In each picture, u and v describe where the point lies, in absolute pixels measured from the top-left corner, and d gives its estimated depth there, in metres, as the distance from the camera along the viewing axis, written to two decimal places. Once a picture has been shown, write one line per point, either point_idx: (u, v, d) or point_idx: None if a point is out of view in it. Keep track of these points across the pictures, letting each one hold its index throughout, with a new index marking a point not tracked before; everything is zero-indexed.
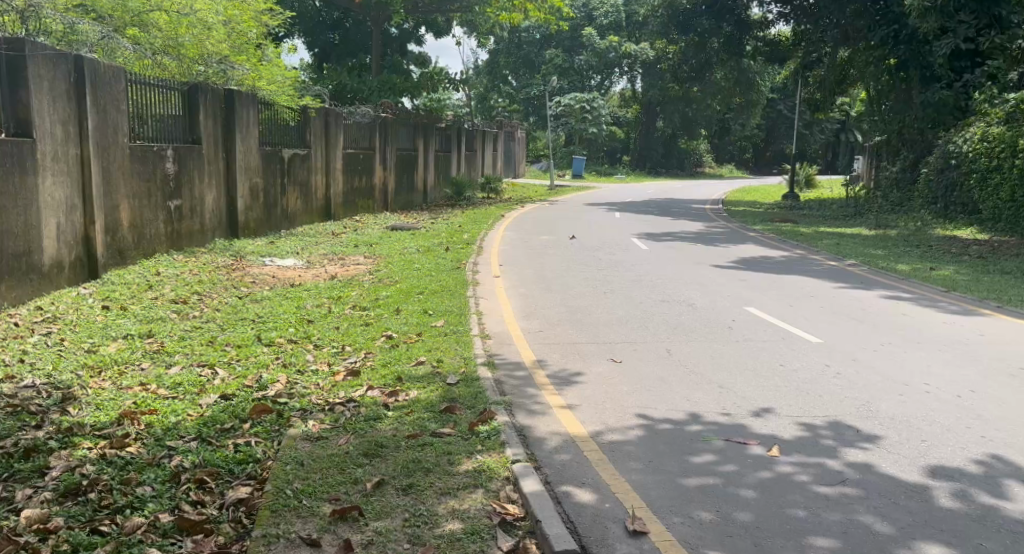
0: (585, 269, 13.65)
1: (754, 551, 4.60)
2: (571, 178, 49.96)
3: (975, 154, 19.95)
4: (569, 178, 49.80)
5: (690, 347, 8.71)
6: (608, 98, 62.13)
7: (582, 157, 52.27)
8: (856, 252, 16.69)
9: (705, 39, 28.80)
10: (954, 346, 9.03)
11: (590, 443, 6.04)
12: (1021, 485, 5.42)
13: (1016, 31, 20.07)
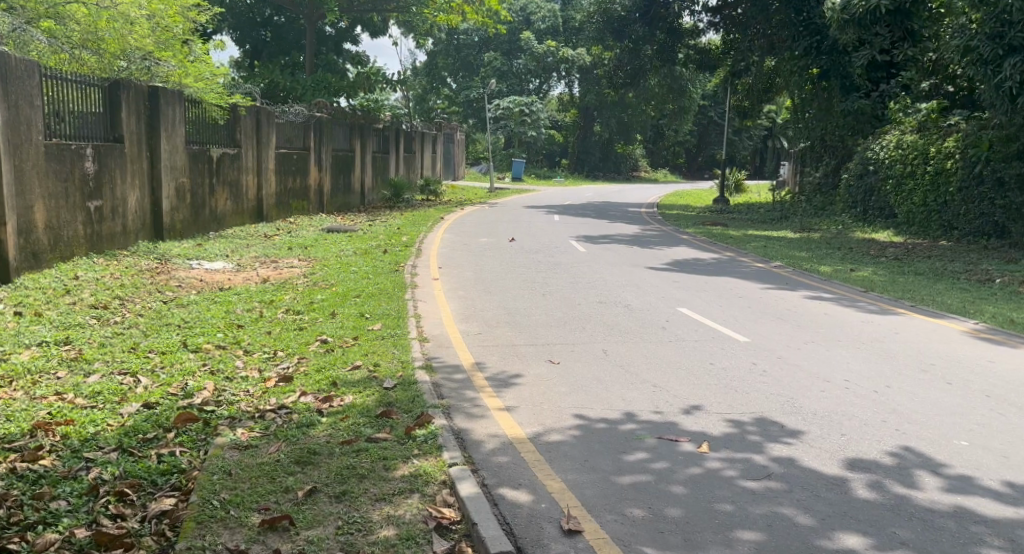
0: (523, 271, 13.65)
1: (683, 546, 4.63)
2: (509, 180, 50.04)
3: (891, 161, 20.73)
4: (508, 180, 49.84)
5: (623, 347, 8.77)
6: (546, 102, 62.43)
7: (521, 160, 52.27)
8: (781, 254, 17.11)
9: (639, 45, 29.15)
10: (872, 343, 9.32)
11: (525, 444, 6.02)
12: (932, 475, 5.60)
13: (927, 44, 21.30)
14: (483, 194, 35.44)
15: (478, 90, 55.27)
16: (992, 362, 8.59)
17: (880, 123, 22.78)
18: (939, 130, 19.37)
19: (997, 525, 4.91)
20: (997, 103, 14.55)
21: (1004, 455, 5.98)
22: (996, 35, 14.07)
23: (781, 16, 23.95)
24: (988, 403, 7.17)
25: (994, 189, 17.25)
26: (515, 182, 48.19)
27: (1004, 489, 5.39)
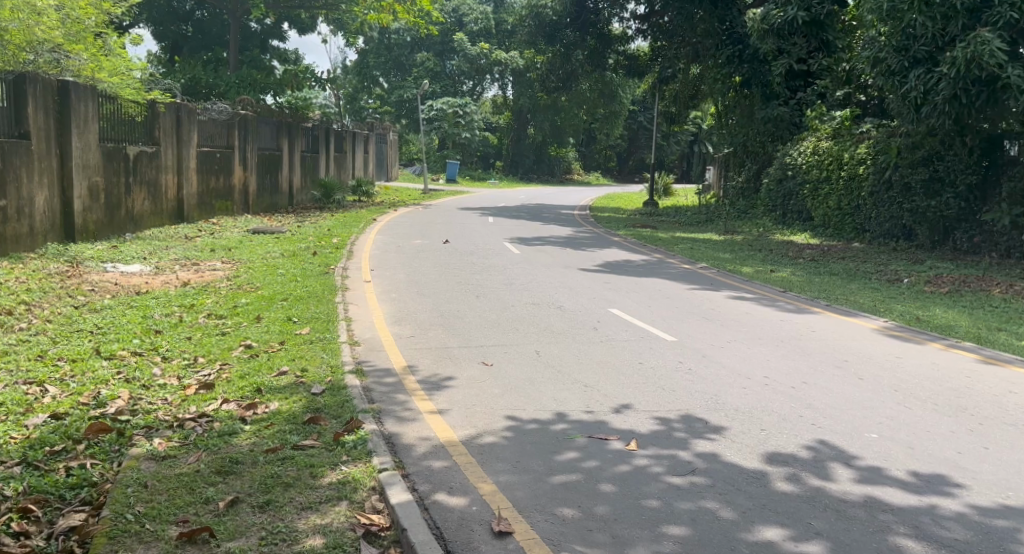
0: (456, 273, 13.57)
1: (611, 543, 4.63)
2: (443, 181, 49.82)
3: (808, 166, 21.35)
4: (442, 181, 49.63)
5: (555, 348, 8.80)
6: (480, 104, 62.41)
7: (455, 162, 52.10)
8: (707, 256, 17.44)
9: (570, 50, 29.34)
10: (791, 341, 9.56)
11: (456, 446, 5.96)
12: (844, 467, 5.75)
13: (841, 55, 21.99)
14: (414, 195, 35.27)
15: (410, 90, 54.87)
16: (902, 358, 8.88)
17: (797, 129, 23.18)
18: (852, 137, 20.08)
19: (903, 513, 5.06)
20: (904, 111, 14.81)
21: (911, 446, 6.17)
22: (901, 47, 14.24)
23: (705, 25, 24.37)
24: (898, 397, 7.40)
25: (901, 194, 17.79)
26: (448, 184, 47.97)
27: (910, 478, 5.56)
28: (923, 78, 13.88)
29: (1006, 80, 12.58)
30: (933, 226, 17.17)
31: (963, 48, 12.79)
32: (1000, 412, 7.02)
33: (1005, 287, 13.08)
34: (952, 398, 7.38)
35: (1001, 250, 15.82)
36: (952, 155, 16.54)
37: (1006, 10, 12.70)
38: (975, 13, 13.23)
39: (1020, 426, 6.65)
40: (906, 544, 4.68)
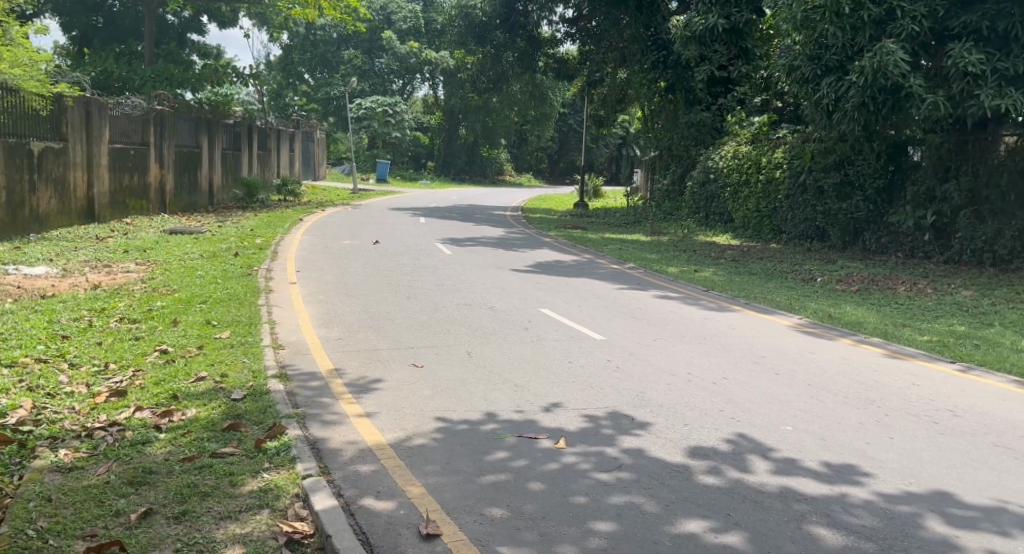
0: (384, 273, 13.41)
1: (538, 542, 4.60)
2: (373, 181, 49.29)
3: (728, 170, 21.84)
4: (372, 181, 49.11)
5: (485, 348, 8.75)
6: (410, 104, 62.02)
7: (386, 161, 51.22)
8: (634, 256, 17.64)
9: (500, 51, 29.35)
10: (713, 338, 9.72)
11: (385, 449, 5.86)
12: (762, 459, 5.86)
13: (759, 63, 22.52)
14: (344, 194, 34.78)
15: (338, 88, 54.07)
16: (815, 353, 9.13)
17: (718, 134, 23.63)
18: (769, 142, 20.63)
19: (816, 501, 5.18)
20: (817, 117, 15.21)
21: (824, 437, 6.33)
22: (814, 55, 14.61)
23: (631, 31, 24.68)
24: (813, 391, 7.59)
25: (815, 197, 18.35)
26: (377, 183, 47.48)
27: (822, 468, 5.70)
28: (833, 85, 14.22)
29: (909, 90, 13.02)
30: (845, 227, 17.74)
31: (870, 58, 13.23)
32: (906, 403, 7.27)
33: (912, 284, 13.59)
34: (862, 391, 7.60)
35: (907, 249, 16.42)
36: (861, 159, 17.09)
37: (908, 22, 13.17)
38: (880, 24, 13.64)
39: (922, 416, 6.89)
40: (820, 532, 4.79)
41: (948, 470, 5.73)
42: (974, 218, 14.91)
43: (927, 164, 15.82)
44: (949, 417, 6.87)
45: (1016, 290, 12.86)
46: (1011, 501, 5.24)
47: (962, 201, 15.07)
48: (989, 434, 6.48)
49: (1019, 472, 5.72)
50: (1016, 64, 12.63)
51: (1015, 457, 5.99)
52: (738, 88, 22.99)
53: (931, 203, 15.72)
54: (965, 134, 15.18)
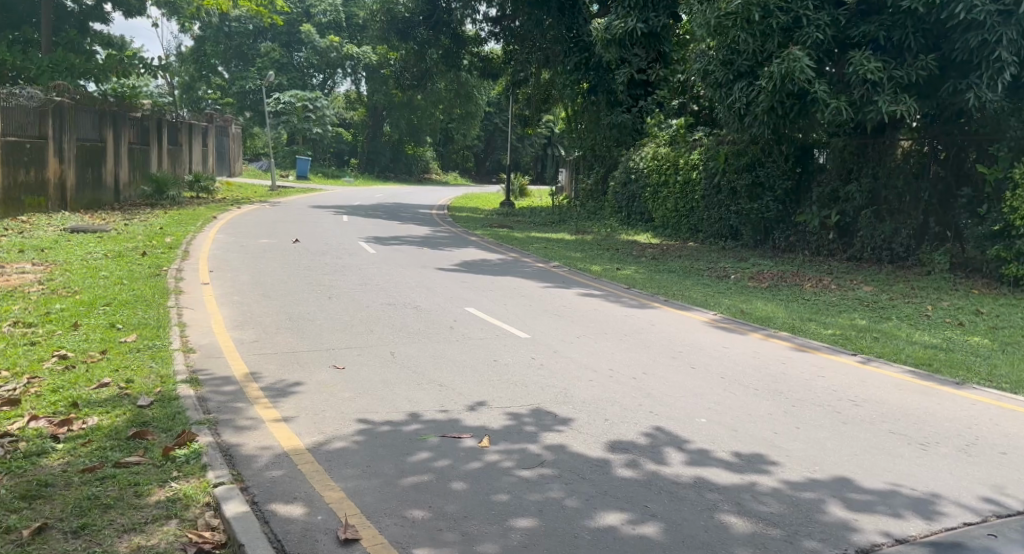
0: (303, 273, 13.18)
1: (459, 541, 4.57)
2: (294, 178, 48.35)
3: (649, 170, 22.28)
4: (292, 178, 48.16)
5: (409, 347, 8.70)
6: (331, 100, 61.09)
7: (305, 157, 50.53)
8: (558, 255, 17.78)
9: (423, 48, 29.18)
10: (633, 334, 9.88)
11: (304, 454, 5.73)
12: (677, 451, 5.98)
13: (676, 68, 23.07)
14: (262, 192, 34.03)
15: (254, 81, 52.60)
16: (728, 347, 9.37)
17: (639, 136, 24.08)
18: (687, 143, 21.11)
19: (727, 491, 5.31)
20: (730, 120, 15.63)
21: (735, 428, 6.50)
22: (726, 60, 14.94)
23: (554, 32, 24.93)
24: (725, 384, 7.79)
25: (729, 197, 18.87)
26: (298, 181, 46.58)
27: (733, 459, 5.85)
28: (745, 90, 14.63)
29: (814, 95, 13.48)
30: (756, 226, 18.27)
31: (778, 64, 13.61)
32: (811, 394, 7.52)
33: (817, 281, 14.09)
34: (771, 383, 7.84)
35: (812, 247, 16.98)
36: (771, 161, 17.63)
37: (813, 30, 13.70)
38: (787, 31, 14.09)
39: (824, 406, 7.15)
40: (730, 520, 4.91)
41: (850, 457, 5.95)
42: (873, 218, 15.58)
43: (832, 166, 16.42)
44: (850, 406, 7.15)
45: (912, 285, 13.46)
46: (905, 484, 5.48)
47: (863, 201, 15.74)
48: (887, 422, 6.75)
49: (912, 456, 5.98)
50: (910, 72, 13.23)
51: (908, 442, 6.27)
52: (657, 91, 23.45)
53: (836, 204, 16.34)
54: (864, 138, 15.80)
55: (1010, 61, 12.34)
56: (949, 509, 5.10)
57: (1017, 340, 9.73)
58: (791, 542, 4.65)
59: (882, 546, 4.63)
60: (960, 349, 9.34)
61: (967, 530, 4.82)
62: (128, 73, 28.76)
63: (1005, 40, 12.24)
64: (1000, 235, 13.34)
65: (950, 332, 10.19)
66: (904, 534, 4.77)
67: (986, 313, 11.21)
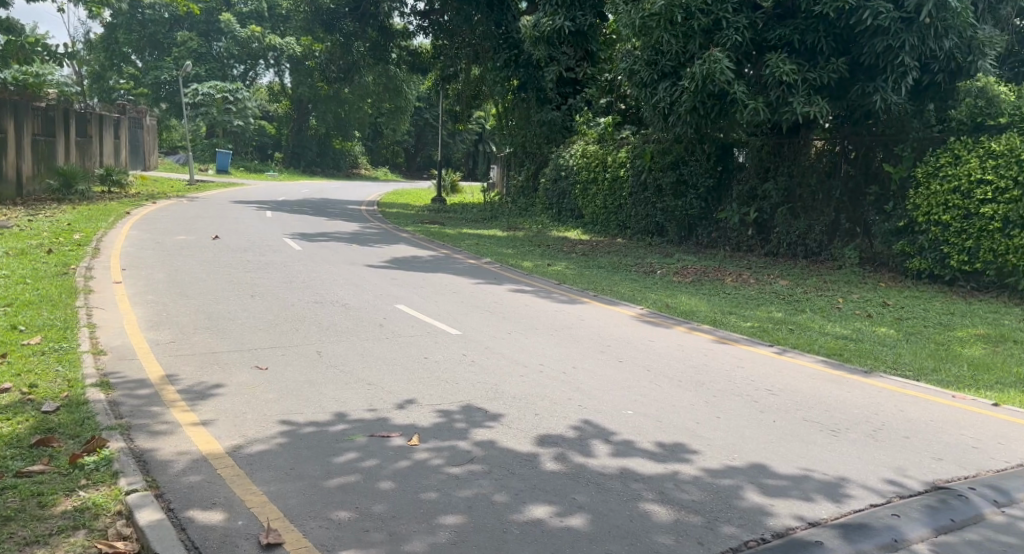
0: (224, 270, 12.85)
1: (386, 541, 4.50)
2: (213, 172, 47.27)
3: (578, 167, 22.52)
4: (211, 171, 47.08)
5: (337, 346, 8.56)
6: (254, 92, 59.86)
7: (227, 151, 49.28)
8: (490, 251, 17.78)
9: (349, 41, 28.72)
10: (562, 329, 9.95)
11: (224, 458, 5.57)
12: (604, 443, 6.03)
13: (603, 66, 23.29)
14: (179, 186, 33.00)
15: (170, 71, 51.18)
16: (652, 340, 9.51)
17: (569, 133, 24.41)
18: (615, 141, 21.44)
19: (651, 480, 5.39)
20: (654, 119, 15.87)
21: (659, 419, 6.60)
22: (651, 60, 15.11)
23: (483, 28, 24.94)
24: (648, 376, 7.89)
25: (655, 194, 19.19)
26: (217, 175, 45.50)
27: (656, 448, 5.94)
28: (669, 90, 14.86)
29: (733, 96, 13.78)
30: (680, 223, 18.60)
31: (700, 65, 13.87)
32: (731, 384, 7.68)
33: (738, 276, 14.41)
34: (693, 374, 7.99)
35: (733, 243, 17.38)
36: (694, 160, 17.98)
37: (733, 32, 13.97)
38: (708, 33, 14.33)
39: (742, 396, 7.31)
40: (653, 509, 4.97)
41: (767, 444, 6.10)
42: (790, 215, 16.05)
43: (751, 165, 16.83)
44: (767, 396, 7.33)
45: (824, 279, 13.91)
46: (816, 469, 5.64)
47: (780, 198, 16.21)
48: (801, 410, 6.93)
49: (824, 442, 6.16)
50: (823, 75, 13.67)
51: (820, 429, 6.46)
52: (586, 89, 23.64)
53: (754, 201, 16.77)
54: (780, 138, 16.24)
55: (912, 66, 12.98)
56: (857, 492, 5.27)
57: (920, 330, 10.16)
58: (711, 529, 4.74)
59: (796, 529, 4.75)
60: (868, 339, 9.69)
61: (874, 511, 4.98)
62: (31, 61, 25.10)
63: (907, 46, 12.82)
64: (904, 231, 13.92)
65: (860, 323, 10.57)
66: (817, 517, 4.91)
67: (892, 305, 11.67)
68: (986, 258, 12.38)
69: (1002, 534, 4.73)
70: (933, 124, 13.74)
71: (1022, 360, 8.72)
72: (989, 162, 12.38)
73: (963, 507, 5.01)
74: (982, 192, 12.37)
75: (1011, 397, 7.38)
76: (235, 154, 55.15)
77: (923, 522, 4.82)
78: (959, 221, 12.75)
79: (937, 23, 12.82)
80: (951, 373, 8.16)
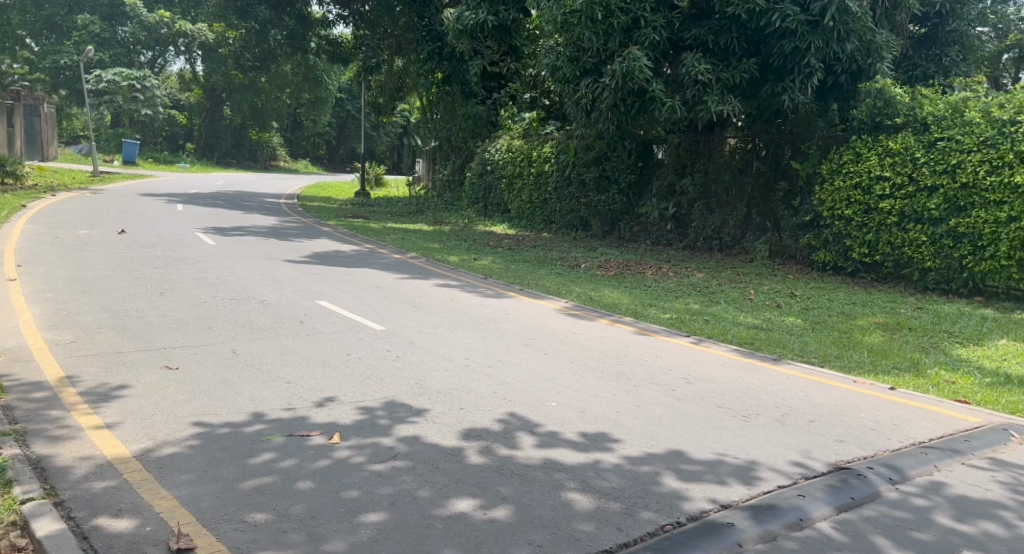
0: (131, 266, 12.48)
1: (305, 542, 4.48)
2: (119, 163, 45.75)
3: (504, 162, 22.73)
4: (117, 163, 45.59)
5: (255, 344, 8.43)
6: (164, 80, 58.15)
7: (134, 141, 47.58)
8: (416, 246, 17.71)
9: (265, 29, 28.08)
10: (487, 323, 10.00)
11: (130, 461, 5.43)
12: (528, 435, 6.12)
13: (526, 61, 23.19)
14: (83, 178, 31.77)
15: (70, 56, 49.10)
16: (574, 333, 9.66)
17: (494, 128, 24.53)
18: (539, 137, 21.74)
19: (573, 470, 5.50)
20: (577, 116, 16.06)
21: (582, 410, 6.71)
22: (572, 57, 15.22)
23: (405, 19, 24.64)
24: (571, 368, 8.03)
25: (579, 189, 19.44)
26: (125, 166, 44.02)
27: (579, 439, 6.06)
28: (590, 87, 15.03)
29: (652, 94, 14.07)
30: (603, 218, 18.89)
31: (619, 63, 14.08)
32: (650, 374, 7.87)
33: (657, 269, 14.71)
34: (614, 365, 8.15)
35: (653, 238, 17.75)
36: (616, 156, 18.28)
37: (650, 31, 14.22)
38: (627, 31, 14.56)
39: (661, 385, 7.49)
40: (574, 498, 5.07)
41: (683, 431, 6.28)
42: (705, 210, 16.49)
43: (669, 162, 17.21)
44: (684, 384, 7.54)
45: (737, 271, 14.33)
46: (730, 453, 5.84)
47: (696, 194, 16.64)
48: (716, 397, 7.15)
49: (736, 428, 6.38)
50: (735, 75, 14.06)
51: (732, 415, 6.68)
52: (510, 84, 23.75)
53: (672, 196, 17.19)
54: (696, 136, 16.65)
55: (817, 67, 13.45)
56: (767, 474, 5.48)
57: (826, 319, 10.60)
58: (630, 515, 4.86)
59: (709, 512, 4.92)
60: (778, 328, 10.06)
61: (781, 492, 5.19)
62: None
63: (812, 48, 13.28)
64: (811, 225, 14.47)
65: (770, 313, 10.96)
66: (728, 500, 5.09)
67: (799, 296, 12.10)
68: (885, 250, 12.96)
69: (899, 509, 4.99)
70: (837, 123, 14.29)
71: (918, 346, 9.18)
72: (887, 160, 12.96)
73: (863, 485, 5.27)
74: (882, 188, 12.95)
75: (907, 381, 7.77)
76: (143, 145, 53.36)
77: (826, 501, 5.05)
78: (859, 216, 13.32)
79: (838, 26, 13.21)
80: (854, 359, 8.54)
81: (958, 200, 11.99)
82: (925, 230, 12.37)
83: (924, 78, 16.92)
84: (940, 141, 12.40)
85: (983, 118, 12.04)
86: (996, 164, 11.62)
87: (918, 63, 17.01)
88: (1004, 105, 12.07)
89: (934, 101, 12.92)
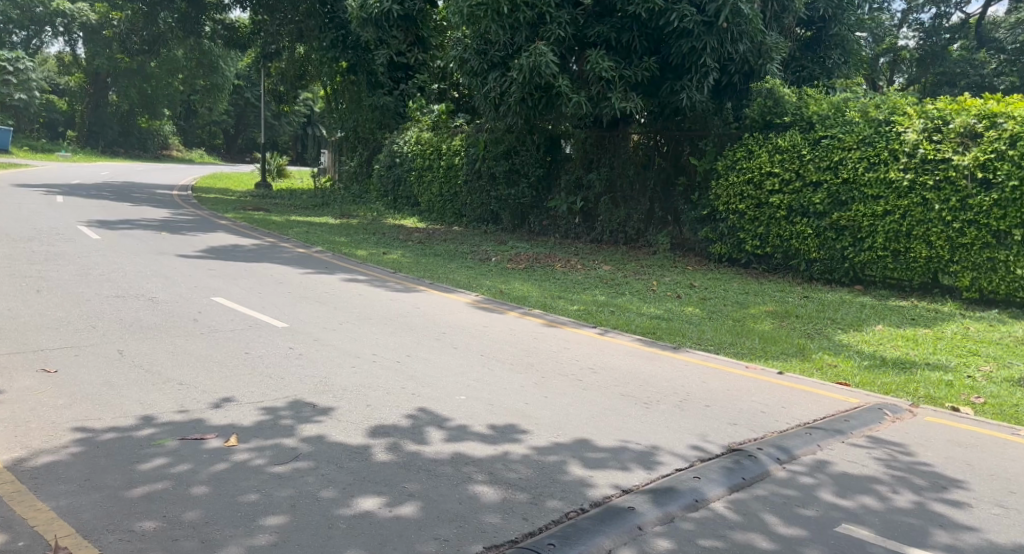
0: (7, 264, 11.88)
1: (198, 548, 4.42)
2: None
3: (413, 154, 22.65)
4: None
5: (146, 345, 8.19)
6: (41, 63, 55.39)
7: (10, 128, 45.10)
8: (322, 239, 17.47)
9: (154, 11, 27.05)
10: (395, 318, 9.99)
11: (3, 473, 5.21)
12: (437, 429, 6.18)
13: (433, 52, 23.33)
14: None
15: None
16: (484, 326, 9.77)
17: (401, 119, 24.33)
18: (447, 129, 21.77)
19: (482, 462, 5.60)
20: (486, 109, 16.17)
21: (490, 402, 6.82)
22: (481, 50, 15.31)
23: (307, 6, 24.18)
24: (480, 361, 8.12)
25: (488, 182, 19.53)
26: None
27: (488, 431, 6.16)
28: (499, 81, 15.14)
29: (558, 89, 14.26)
30: (512, 212, 19.07)
31: (525, 58, 14.16)
32: (556, 365, 8.04)
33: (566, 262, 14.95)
34: (522, 358, 8.29)
35: (561, 231, 18.00)
36: (525, 150, 18.49)
37: (555, 27, 14.38)
38: (533, 26, 14.70)
39: (567, 376, 7.67)
40: (481, 490, 5.17)
41: (587, 420, 6.45)
42: (611, 204, 16.85)
43: (576, 156, 17.49)
44: (588, 374, 7.73)
45: (641, 263, 14.71)
46: (632, 440, 6.04)
47: (601, 188, 16.97)
48: (619, 386, 7.36)
49: (638, 415, 6.59)
50: (637, 73, 14.42)
51: (633, 403, 6.90)
52: (418, 76, 23.58)
53: (579, 191, 17.48)
54: (601, 131, 16.98)
55: (712, 66, 13.97)
56: (666, 459, 5.70)
57: (722, 308, 11.00)
58: (536, 504, 5.00)
59: (610, 498, 5.10)
60: (677, 318, 10.41)
61: (678, 476, 5.41)
62: None
63: (708, 48, 13.73)
64: (708, 218, 15.00)
65: (671, 304, 11.29)
66: (629, 485, 5.28)
67: (698, 286, 12.54)
68: (775, 243, 13.55)
69: (787, 488, 5.28)
70: (731, 121, 14.87)
71: (804, 332, 9.66)
72: (777, 157, 13.51)
73: (754, 466, 5.55)
74: (772, 183, 13.51)
75: (794, 366, 8.19)
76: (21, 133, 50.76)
77: (720, 482, 5.30)
78: (752, 210, 13.86)
79: (732, 27, 13.69)
80: (747, 346, 8.94)
81: (841, 195, 12.64)
82: (812, 223, 13.00)
83: (811, 79, 17.76)
84: (824, 139, 13.02)
85: (862, 118, 12.72)
86: (874, 161, 12.26)
87: (805, 65, 17.75)
88: (881, 106, 12.75)
89: (818, 101, 13.58)
